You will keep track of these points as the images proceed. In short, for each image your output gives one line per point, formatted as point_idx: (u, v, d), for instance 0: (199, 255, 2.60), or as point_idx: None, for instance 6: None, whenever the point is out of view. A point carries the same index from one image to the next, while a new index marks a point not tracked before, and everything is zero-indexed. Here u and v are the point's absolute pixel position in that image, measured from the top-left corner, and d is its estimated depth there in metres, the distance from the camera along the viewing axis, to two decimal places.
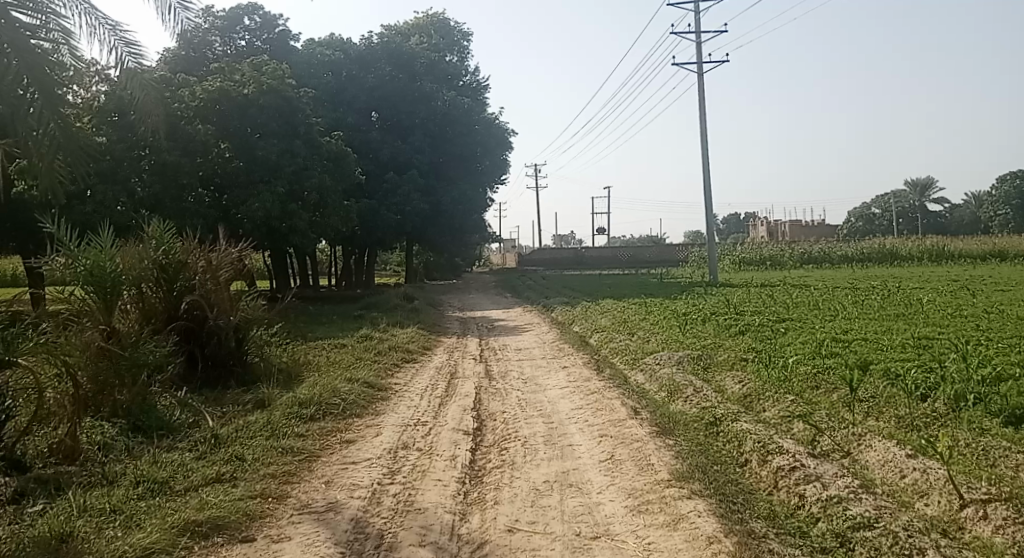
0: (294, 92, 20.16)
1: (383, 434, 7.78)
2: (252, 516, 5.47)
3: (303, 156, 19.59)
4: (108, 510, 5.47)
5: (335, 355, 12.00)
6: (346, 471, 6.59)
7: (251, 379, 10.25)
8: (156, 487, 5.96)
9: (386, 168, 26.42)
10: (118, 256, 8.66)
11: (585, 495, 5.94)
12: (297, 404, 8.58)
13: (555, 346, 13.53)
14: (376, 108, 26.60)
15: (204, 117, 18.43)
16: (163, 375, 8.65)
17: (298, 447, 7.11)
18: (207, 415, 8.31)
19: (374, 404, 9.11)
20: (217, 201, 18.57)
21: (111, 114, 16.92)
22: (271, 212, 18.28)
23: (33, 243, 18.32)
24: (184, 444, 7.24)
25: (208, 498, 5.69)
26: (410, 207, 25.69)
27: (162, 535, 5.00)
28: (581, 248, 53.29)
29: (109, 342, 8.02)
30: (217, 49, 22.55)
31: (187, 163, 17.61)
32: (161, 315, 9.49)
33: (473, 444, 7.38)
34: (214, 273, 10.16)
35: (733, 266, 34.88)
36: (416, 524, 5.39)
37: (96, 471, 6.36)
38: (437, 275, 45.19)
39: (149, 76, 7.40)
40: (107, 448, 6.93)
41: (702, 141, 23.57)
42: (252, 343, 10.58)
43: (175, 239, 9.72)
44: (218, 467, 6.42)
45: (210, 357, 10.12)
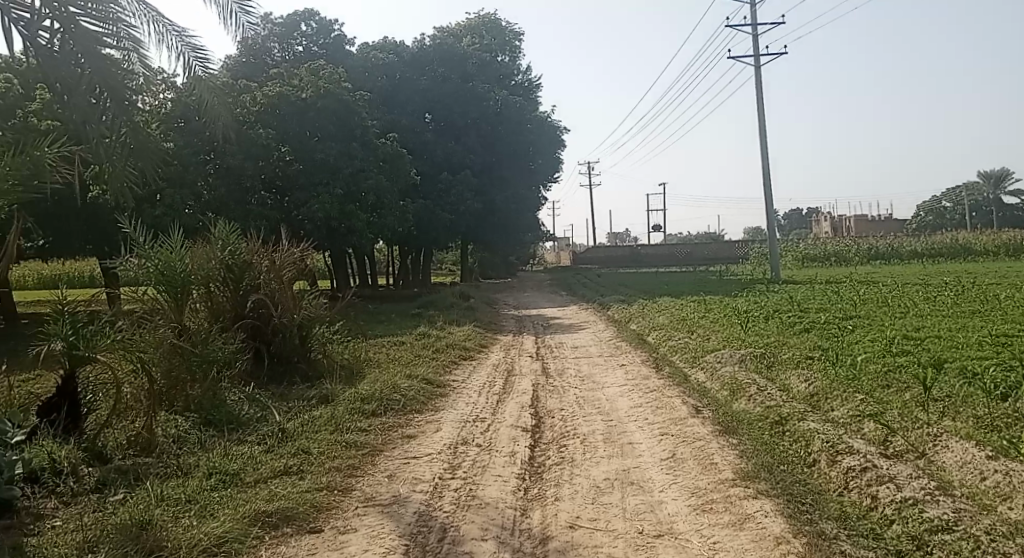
0: (351, 96, 20.46)
1: (443, 429, 7.86)
2: (319, 508, 5.60)
3: (360, 158, 19.92)
4: (184, 500, 5.67)
5: (394, 352, 12.16)
6: (407, 465, 6.68)
7: (314, 375, 10.43)
8: (228, 479, 6.15)
9: (441, 168, 26.50)
10: (189, 257, 8.97)
11: (647, 493, 5.88)
12: (360, 399, 8.74)
13: (613, 344, 13.45)
14: (430, 109, 26.82)
15: (265, 121, 18.97)
16: (231, 371, 8.93)
17: (360, 441, 7.24)
18: (275, 409, 8.51)
19: (433, 400, 9.20)
20: (279, 203, 19.02)
21: (179, 120, 17.61)
22: (330, 212, 18.67)
23: (109, 246, 19.07)
24: (253, 437, 7.45)
25: (276, 489, 5.85)
26: (464, 207, 25.79)
27: (234, 525, 5.14)
28: (637, 246, 52.71)
29: (181, 338, 8.36)
30: (276, 55, 23.26)
31: (250, 167, 18.15)
32: (229, 314, 9.82)
33: (532, 441, 7.40)
34: (278, 272, 10.46)
35: (795, 263, 34.10)
36: (479, 518, 5.43)
37: (172, 462, 6.58)
38: (492, 274, 45.37)
39: (218, 82, 7.67)
40: (181, 441, 7.19)
41: (762, 135, 23.15)
42: (315, 340, 10.78)
43: (241, 240, 10.05)
44: (286, 460, 6.59)
45: (276, 353, 10.32)
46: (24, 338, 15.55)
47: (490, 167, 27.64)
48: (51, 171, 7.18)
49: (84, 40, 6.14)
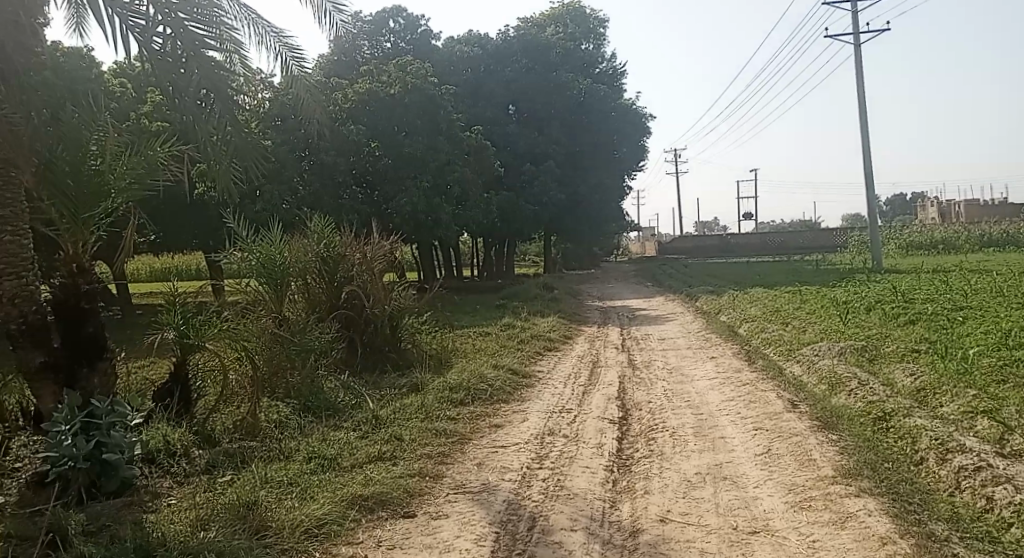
0: (437, 91, 20.72)
1: (530, 419, 7.90)
2: (412, 493, 5.74)
3: (446, 151, 20.20)
4: (286, 482, 5.92)
5: (480, 343, 12.30)
6: (496, 454, 6.76)
7: (405, 364, 10.66)
8: (326, 463, 6.39)
9: (525, 160, 26.54)
10: (286, 250, 9.34)
11: (740, 489, 5.75)
12: (449, 388, 8.89)
13: (702, 336, 13.17)
14: (514, 100, 26.84)
15: (356, 118, 19.49)
16: (326, 359, 9.24)
17: (450, 429, 7.38)
18: (368, 397, 8.76)
19: (520, 390, 9.26)
20: (369, 197, 19.52)
21: (276, 119, 18.35)
22: (417, 205, 19.06)
23: (214, 240, 20.04)
24: (348, 423, 7.70)
25: (371, 474, 6.03)
26: (548, 198, 25.75)
27: (333, 507, 5.33)
28: (726, 235, 51.37)
29: (281, 328, 8.73)
30: (365, 52, 23.69)
31: (341, 163, 18.71)
32: (324, 305, 10.18)
33: (620, 433, 7.35)
34: (370, 265, 10.75)
35: (898, 251, 32.45)
36: (568, 508, 5.44)
37: (274, 446, 6.89)
38: (577, 265, 45.22)
39: (313, 81, 7.92)
40: (282, 426, 7.51)
41: (862, 117, 22.10)
42: (405, 330, 11.03)
43: (335, 234, 10.38)
44: (380, 446, 6.78)
45: (368, 343, 10.61)
46: (137, 328, 16.59)
47: (575, 157, 27.51)
48: (162, 170, 7.61)
49: (188, 42, 6.39)
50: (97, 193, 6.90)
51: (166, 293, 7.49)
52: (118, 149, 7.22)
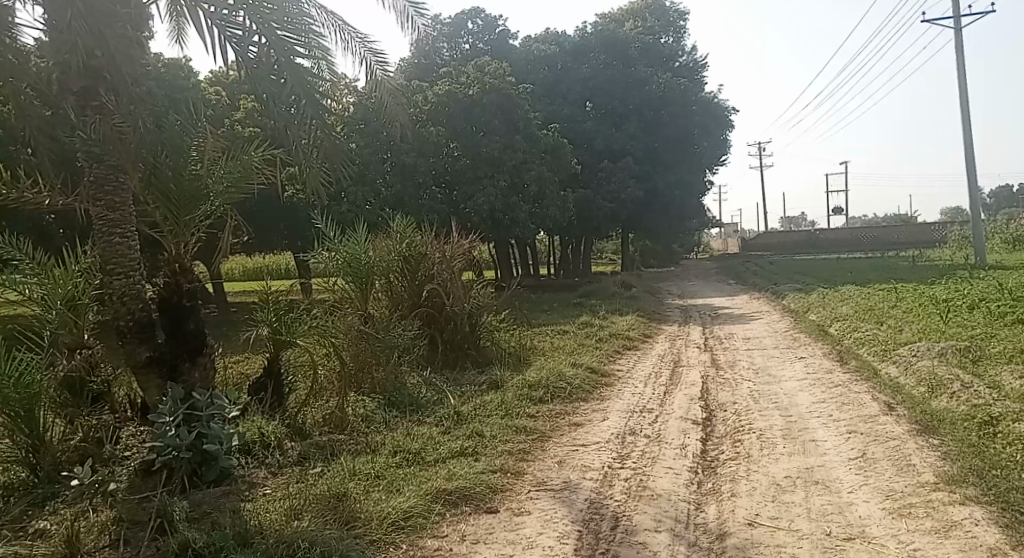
0: (514, 90, 20.79)
1: (610, 418, 7.85)
2: (494, 489, 5.78)
3: (524, 150, 20.26)
4: (374, 475, 6.07)
5: (559, 341, 12.29)
6: (577, 452, 6.74)
7: (485, 361, 10.75)
8: (411, 457, 6.52)
9: (602, 157, 26.30)
10: (371, 250, 9.58)
11: (833, 494, 5.54)
12: (529, 386, 8.93)
13: (790, 335, 12.76)
14: (591, 98, 26.67)
15: (436, 119, 19.84)
16: (409, 355, 9.44)
17: (531, 427, 7.40)
18: (449, 392, 8.88)
19: (600, 389, 9.20)
20: (449, 196, 19.79)
21: (360, 122, 18.90)
22: (495, 204, 19.20)
23: (302, 241, 20.79)
24: (432, 418, 7.83)
25: (455, 469, 6.12)
26: (626, 195, 25.44)
27: (419, 500, 5.43)
28: (814, 231, 49.58)
29: (366, 325, 8.99)
30: (446, 54, 24.14)
31: (422, 164, 19.06)
32: (405, 303, 10.40)
33: (704, 433, 7.20)
34: (450, 263, 10.90)
35: (1005, 246, 30.53)
36: (652, 509, 5.37)
37: (361, 440, 7.07)
38: (656, 263, 44.58)
39: (397, 84, 8.08)
40: (369, 420, 7.70)
41: (964, 105, 20.93)
42: (485, 327, 11.11)
43: (416, 233, 10.58)
44: (462, 442, 6.87)
45: (448, 340, 10.74)
46: (230, 325, 17.36)
47: (654, 153, 27.08)
48: (256, 174, 7.95)
49: (281, 49, 6.59)
50: (197, 196, 7.31)
51: (260, 291, 7.82)
52: (216, 156, 7.60)
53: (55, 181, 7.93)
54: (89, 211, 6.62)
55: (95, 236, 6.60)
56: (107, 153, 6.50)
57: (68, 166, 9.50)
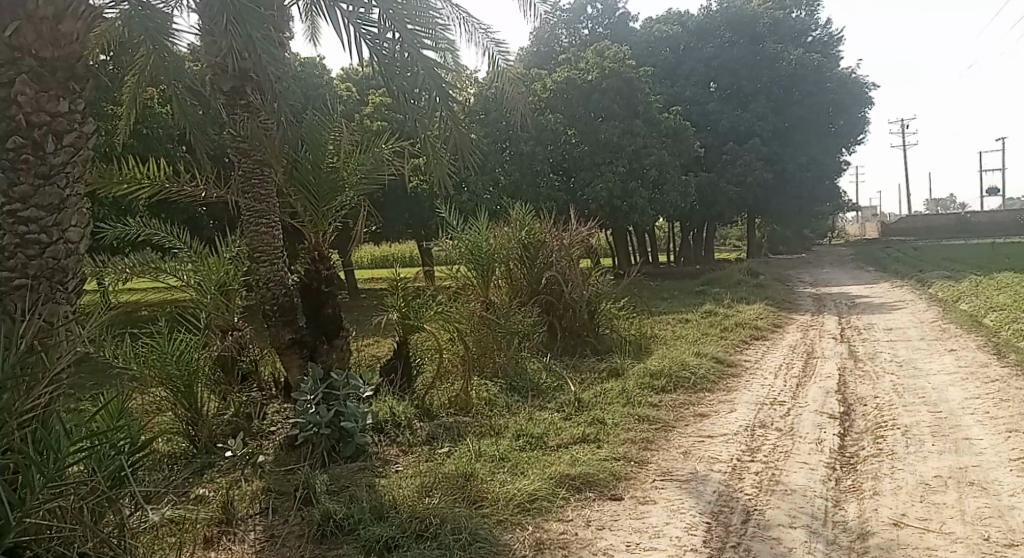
0: (635, 74, 20.39)
1: (738, 410, 7.60)
2: (619, 477, 5.74)
3: (642, 135, 19.71)
4: (498, 457, 6.18)
5: (682, 330, 12.01)
6: (703, 443, 6.57)
7: (605, 349, 10.65)
8: (534, 441, 6.59)
9: (726, 139, 25.23)
10: (491, 238, 9.73)
11: (992, 496, 5.13)
12: (651, 374, 8.80)
13: (937, 326, 11.86)
14: (715, 78, 25.69)
15: (554, 107, 19.87)
16: (529, 342, 9.53)
17: (655, 416, 7.28)
18: (570, 379, 8.86)
19: (726, 379, 8.94)
20: (568, 184, 19.75)
21: (481, 112, 19.39)
22: (613, 190, 18.93)
23: (426, 230, 21.45)
24: (553, 404, 7.86)
25: (578, 455, 6.13)
26: (752, 177, 24.34)
27: (543, 484, 5.49)
28: (963, 214, 45.83)
29: (488, 311, 9.17)
30: (564, 41, 24.01)
31: (541, 151, 19.11)
32: (525, 291, 10.48)
33: (841, 428, 6.84)
34: (568, 250, 10.84)
35: None
36: (785, 504, 5.17)
37: (485, 423, 7.21)
38: (785, 249, 42.65)
39: (517, 74, 8.15)
40: (492, 404, 7.82)
41: None
42: (603, 316, 11.00)
43: (535, 221, 10.63)
44: (584, 428, 6.86)
45: (567, 328, 10.72)
46: (359, 310, 18.12)
47: (783, 133, 25.82)
48: (386, 166, 8.30)
49: (411, 41, 6.74)
50: (334, 187, 7.69)
51: (390, 278, 8.07)
52: (350, 149, 7.97)
53: (207, 174, 8.63)
54: (238, 201, 7.13)
55: (244, 225, 7.11)
56: (254, 149, 7.04)
57: (216, 160, 10.19)
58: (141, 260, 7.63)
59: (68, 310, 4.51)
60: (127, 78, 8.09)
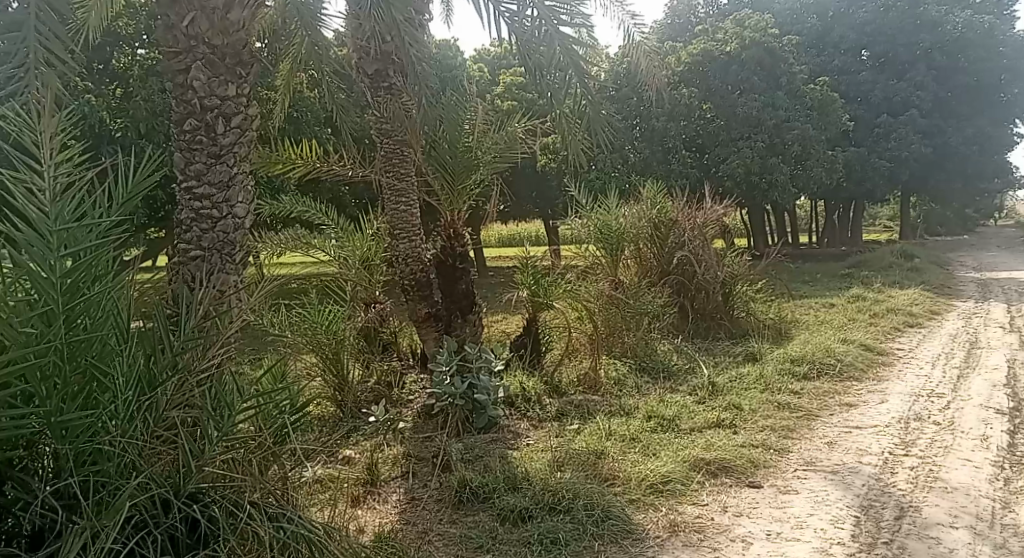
0: (778, 44, 19.40)
1: (888, 401, 7.15)
2: (757, 464, 5.57)
3: (784, 109, 18.68)
4: (629, 437, 6.15)
5: (826, 315, 11.40)
6: (850, 434, 6.25)
7: (741, 333, 10.29)
8: (666, 423, 6.49)
9: (880, 111, 23.61)
10: (620, 218, 9.86)
11: None
12: (791, 360, 8.45)
13: None
14: (867, 46, 24.07)
15: (689, 81, 19.31)
16: (661, 323, 9.39)
17: (794, 404, 6.98)
18: (704, 362, 8.63)
19: (876, 368, 8.44)
20: (702, 161, 19.15)
21: (611, 88, 19.10)
22: (751, 166, 18.13)
23: (554, 209, 21.49)
24: (686, 387, 7.69)
25: (713, 439, 6.00)
26: (908, 153, 22.54)
27: (678, 467, 5.42)
28: None
29: (618, 291, 9.14)
30: (701, 12, 23.27)
31: (673, 128, 18.65)
32: (656, 271, 10.26)
33: (1009, 426, 6.29)
34: (703, 229, 10.55)
35: None
36: (945, 502, 4.83)
37: (615, 402, 7.18)
38: (942, 232, 39.37)
39: (653, 46, 7.87)
40: (622, 384, 7.76)
41: None
42: (739, 299, 10.59)
43: (667, 199, 10.44)
44: (718, 413, 6.70)
45: (700, 310, 10.35)
46: (491, 287, 18.43)
47: (945, 103, 23.63)
48: (519, 145, 8.43)
49: (548, 17, 6.62)
50: (470, 165, 7.84)
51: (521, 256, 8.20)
52: (485, 128, 8.14)
53: (352, 155, 9.07)
54: (380, 180, 7.44)
55: (385, 202, 7.43)
56: (396, 129, 7.27)
57: (359, 140, 10.65)
58: (294, 236, 8.16)
59: (237, 281, 4.85)
60: (281, 66, 8.63)
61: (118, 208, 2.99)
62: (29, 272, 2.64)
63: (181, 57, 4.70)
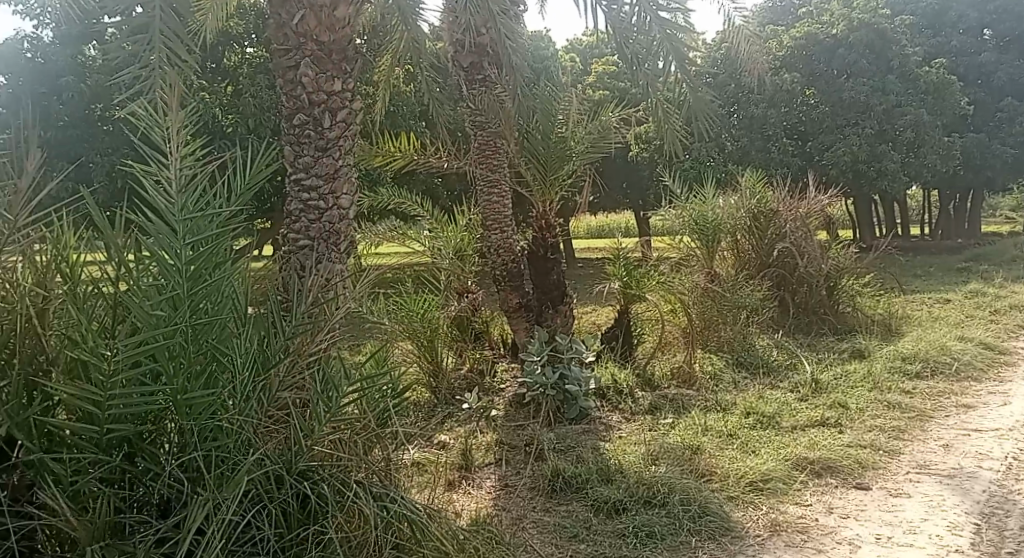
0: (890, 25, 18.39)
1: (1012, 404, 6.70)
2: (865, 465, 5.33)
3: (896, 93, 17.50)
4: (726, 433, 6.00)
5: (940, 311, 10.76)
6: (967, 437, 5.89)
7: (846, 329, 9.82)
8: (766, 420, 6.30)
9: (1003, 94, 22.01)
10: (718, 208, 9.68)
11: None
12: (902, 358, 8.03)
13: None
14: (989, 24, 22.64)
15: (791, 66, 18.80)
16: (760, 317, 9.11)
17: (906, 403, 6.64)
18: (805, 357, 8.32)
19: (997, 367, 7.92)
20: (804, 149, 18.41)
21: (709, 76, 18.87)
22: (858, 154, 17.29)
23: (646, 200, 21.18)
24: (786, 384, 7.43)
25: (817, 438, 5.79)
26: None
27: (778, 465, 5.27)
28: None
29: (714, 284, 8.98)
30: None
31: (773, 115, 18.22)
32: (754, 263, 9.93)
33: None
34: (806, 219, 10.16)
35: None
36: None
37: (711, 398, 7.02)
38: None
39: (754, 30, 7.58)
40: (718, 379, 7.58)
41: None
42: (845, 293, 10.13)
43: (768, 189, 10.12)
44: (823, 411, 6.45)
45: (802, 304, 9.97)
46: (582, 278, 18.34)
47: None
48: (613, 134, 8.34)
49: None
50: (563, 156, 7.83)
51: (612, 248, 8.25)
52: (579, 118, 8.09)
53: (448, 147, 9.22)
54: (473, 172, 7.57)
55: (479, 193, 7.55)
56: (490, 121, 7.35)
57: (454, 133, 10.79)
58: (391, 227, 8.37)
59: (342, 268, 4.96)
60: (381, 60, 8.85)
61: (236, 199, 3.14)
62: (160, 258, 2.78)
63: (291, 54, 4.90)
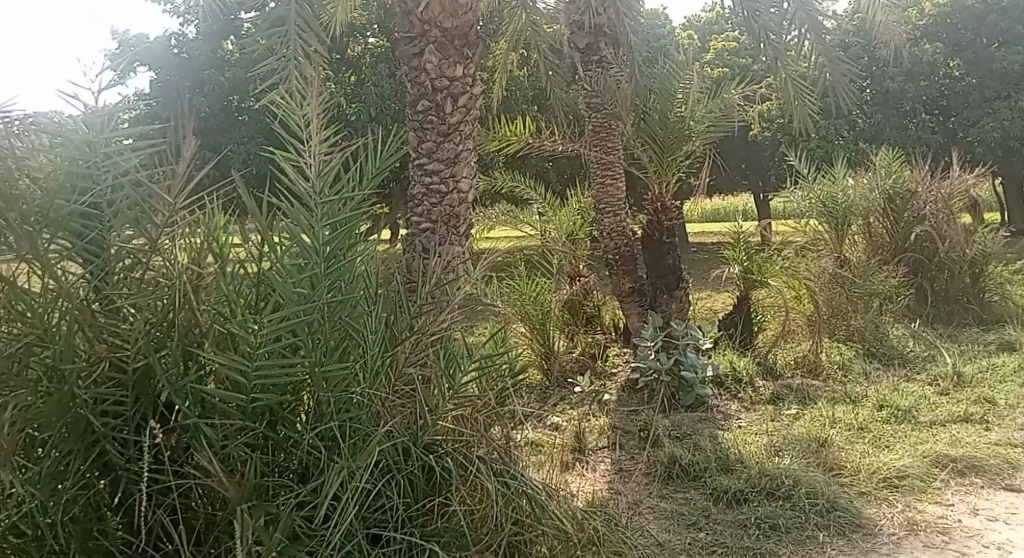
0: None
1: None
2: (1015, 465, 4.94)
3: None
4: (856, 426, 5.71)
5: None
6: None
7: (993, 319, 9.02)
8: (901, 414, 5.94)
9: None
10: (846, 191, 9.21)
11: None
12: None
13: None
14: None
15: (932, 36, 17.42)
16: (894, 305, 8.59)
17: None
18: (945, 348, 7.78)
19: None
20: (945, 125, 17.11)
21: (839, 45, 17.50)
22: (1009, 129, 15.92)
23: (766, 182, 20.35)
24: (924, 377, 6.95)
25: (960, 435, 5.42)
26: None
27: (915, 461, 4.97)
28: None
29: (842, 269, 8.54)
30: None
31: (911, 88, 16.86)
32: (889, 247, 9.33)
33: None
34: (950, 199, 9.48)
35: None
36: None
37: (839, 389, 6.68)
38: None
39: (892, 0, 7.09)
40: (846, 369, 7.22)
41: None
42: (992, 280, 9.37)
43: (905, 166, 9.54)
44: (966, 406, 6.03)
45: (942, 290, 9.22)
46: (696, 262, 17.87)
47: None
48: (735, 113, 8.04)
49: None
50: (681, 136, 7.60)
51: (732, 232, 8.26)
52: (699, 96, 7.81)
53: (562, 130, 9.21)
54: (586, 155, 7.55)
55: (592, 176, 7.53)
56: (605, 102, 7.27)
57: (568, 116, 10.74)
58: (505, 211, 8.46)
59: (462, 250, 5.06)
60: (499, 44, 8.91)
61: (368, 182, 3.27)
62: (302, 241, 2.97)
63: (416, 42, 5.03)
